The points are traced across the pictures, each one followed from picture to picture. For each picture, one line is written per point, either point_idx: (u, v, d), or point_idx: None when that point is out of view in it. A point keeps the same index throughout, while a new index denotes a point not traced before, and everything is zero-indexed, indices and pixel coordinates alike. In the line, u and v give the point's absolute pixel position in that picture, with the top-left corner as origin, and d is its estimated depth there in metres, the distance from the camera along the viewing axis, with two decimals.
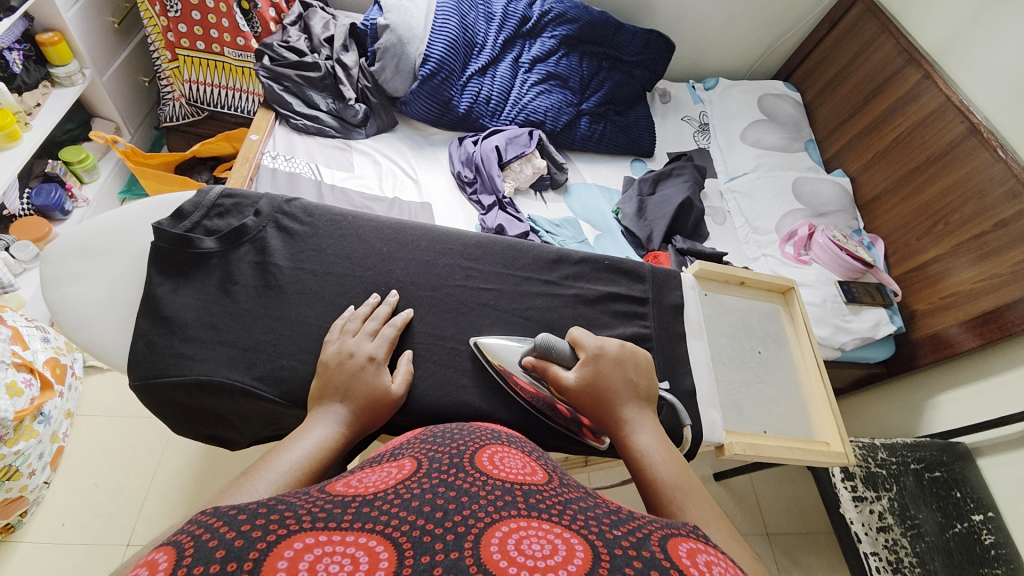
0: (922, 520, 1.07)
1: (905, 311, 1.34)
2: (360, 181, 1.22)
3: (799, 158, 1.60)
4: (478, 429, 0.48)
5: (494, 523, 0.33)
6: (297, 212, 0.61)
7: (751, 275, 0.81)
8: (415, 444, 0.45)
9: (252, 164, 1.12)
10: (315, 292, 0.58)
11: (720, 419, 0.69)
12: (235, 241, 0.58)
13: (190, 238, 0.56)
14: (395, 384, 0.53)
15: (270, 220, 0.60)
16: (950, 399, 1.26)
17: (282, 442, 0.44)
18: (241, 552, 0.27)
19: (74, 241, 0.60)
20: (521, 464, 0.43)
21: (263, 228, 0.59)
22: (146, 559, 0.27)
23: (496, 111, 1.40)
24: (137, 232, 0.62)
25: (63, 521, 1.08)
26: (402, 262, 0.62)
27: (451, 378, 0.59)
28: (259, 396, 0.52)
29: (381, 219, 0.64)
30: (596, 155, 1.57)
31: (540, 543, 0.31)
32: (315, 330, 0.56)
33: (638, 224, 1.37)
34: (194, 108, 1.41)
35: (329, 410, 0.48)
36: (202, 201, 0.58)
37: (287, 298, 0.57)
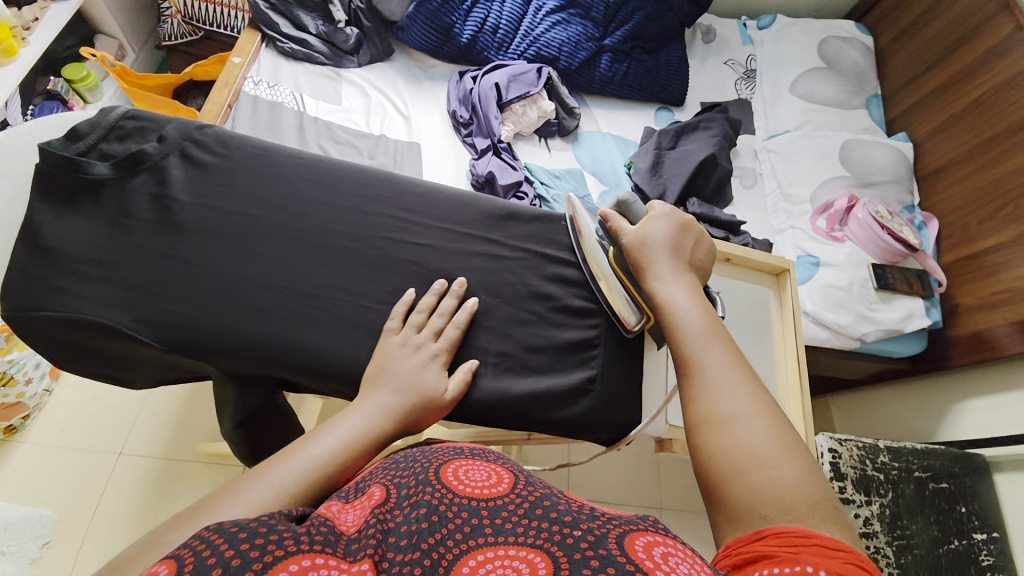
0: (914, 531, 0.98)
1: (947, 304, 1.18)
2: (346, 114, 1.14)
3: (855, 117, 1.37)
4: (439, 449, 0.46)
5: (466, 552, 0.33)
6: (210, 141, 0.55)
7: (737, 252, 0.71)
8: (380, 468, 0.44)
9: (233, 90, 1.05)
10: (217, 232, 0.52)
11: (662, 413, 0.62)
12: (133, 167, 0.53)
13: (79, 162, 0.51)
14: (437, 382, 0.51)
15: (177, 148, 0.55)
16: (976, 407, 1.13)
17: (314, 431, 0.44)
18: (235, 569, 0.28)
19: None
20: (485, 475, 0.42)
21: (166, 156, 0.54)
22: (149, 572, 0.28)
23: (504, 43, 1.25)
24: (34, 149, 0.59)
25: (61, 427, 1.16)
26: (322, 206, 0.55)
27: (358, 339, 0.53)
28: (137, 340, 0.48)
29: (306, 153, 0.57)
30: (618, 101, 1.41)
31: (504, 573, 0.31)
32: (210, 275, 0.51)
33: (650, 181, 1.24)
34: (191, 27, 1.36)
35: (376, 401, 0.47)
36: (100, 122, 0.53)
37: (187, 236, 0.52)
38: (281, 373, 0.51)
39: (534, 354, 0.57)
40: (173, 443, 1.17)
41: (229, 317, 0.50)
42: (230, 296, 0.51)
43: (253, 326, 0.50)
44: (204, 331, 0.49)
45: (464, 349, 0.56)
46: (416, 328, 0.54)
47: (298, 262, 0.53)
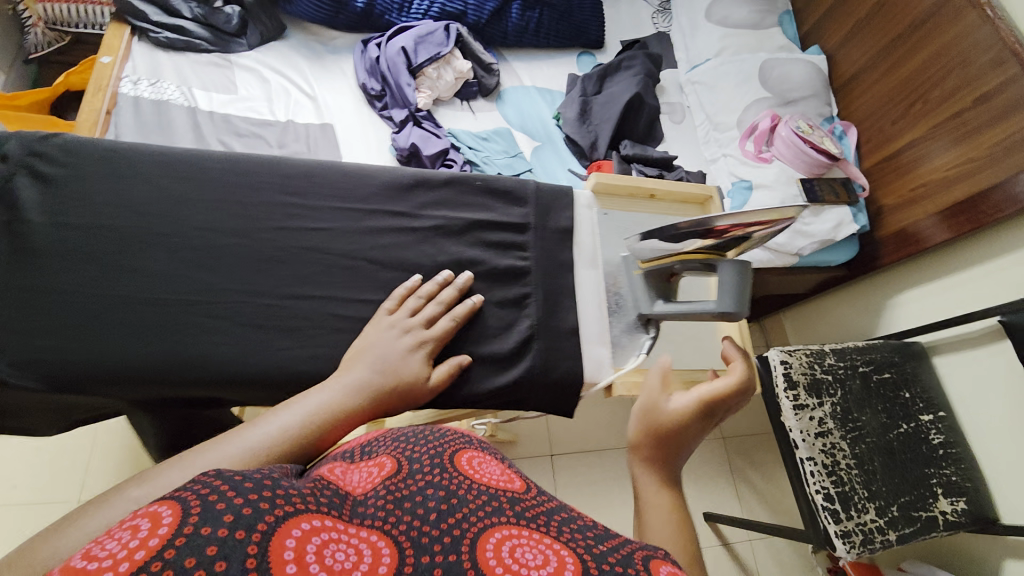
0: (864, 423, 1.05)
1: (873, 208, 1.23)
2: (245, 103, 1.05)
3: (770, 36, 1.37)
4: (451, 432, 0.47)
5: (484, 533, 0.34)
6: (59, 152, 0.50)
7: (661, 187, 0.69)
8: (387, 443, 0.46)
9: (108, 94, 0.94)
10: (90, 253, 0.48)
11: (609, 357, 0.59)
12: None
13: None
14: (416, 368, 0.48)
15: (22, 165, 0.49)
16: (909, 299, 1.21)
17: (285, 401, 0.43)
18: (252, 520, 0.28)
19: None
20: (500, 471, 0.43)
21: (12, 176, 0.49)
22: (147, 509, 0.27)
23: (405, 3, 1.17)
24: None
25: (9, 486, 1.08)
26: (203, 206, 0.51)
27: (265, 342, 0.49)
28: (12, 386, 0.44)
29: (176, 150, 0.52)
30: (538, 51, 1.36)
31: (533, 553, 0.33)
32: (83, 299, 0.47)
33: (580, 130, 1.22)
34: (57, 33, 1.22)
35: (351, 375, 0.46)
36: None
37: (54, 261, 0.48)
38: (189, 392, 0.48)
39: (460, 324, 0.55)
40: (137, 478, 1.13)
41: (115, 344, 0.46)
42: (110, 319, 0.47)
43: (142, 347, 0.47)
44: (92, 360, 0.46)
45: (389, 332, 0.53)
46: (327, 317, 0.51)
47: (186, 270, 0.49)
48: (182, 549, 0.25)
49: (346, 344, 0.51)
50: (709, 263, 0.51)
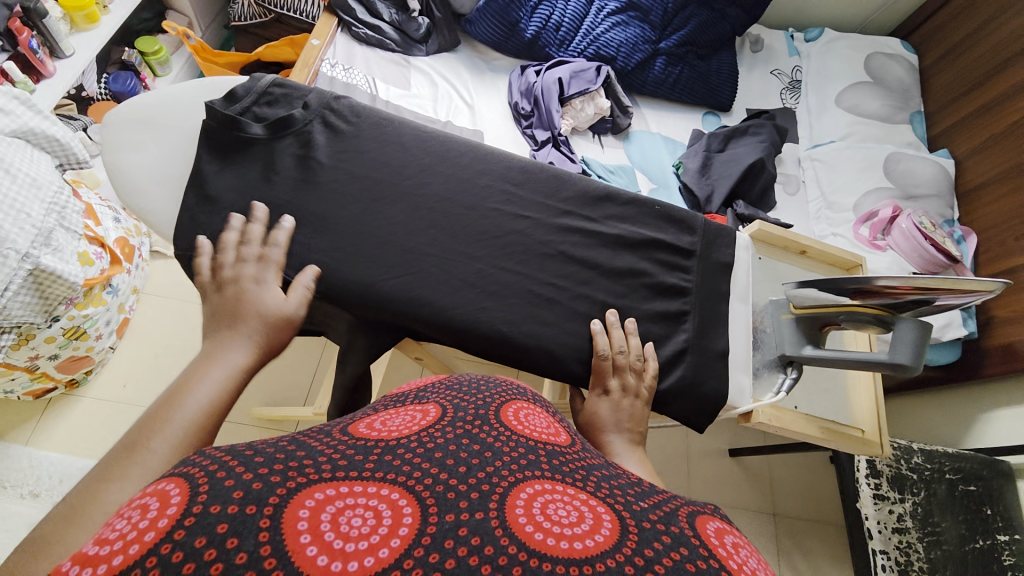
0: (944, 529, 1.02)
1: (981, 316, 1.21)
2: (414, 99, 1.18)
3: (899, 131, 1.40)
4: (503, 383, 0.50)
5: (519, 484, 0.34)
6: (344, 110, 0.66)
7: (815, 245, 0.77)
8: (440, 390, 0.47)
9: (311, 70, 1.10)
10: (355, 197, 0.62)
11: (750, 386, 0.65)
12: (280, 131, 0.63)
13: (239, 121, 0.62)
14: (285, 303, 0.55)
15: (318, 114, 0.65)
16: (1008, 415, 1.16)
17: (189, 373, 0.47)
18: (259, 495, 0.29)
19: (140, 109, 0.64)
20: (545, 424, 0.45)
21: (310, 123, 0.64)
22: (155, 488, 0.30)
23: (565, 41, 1.29)
24: (193, 111, 0.64)
25: (124, 384, 1.24)
26: (441, 176, 0.64)
27: (473, 299, 0.60)
28: (293, 285, 0.58)
29: (427, 134, 0.67)
30: (667, 102, 1.44)
31: (567, 509, 0.34)
32: (344, 234, 0.60)
33: (699, 182, 1.27)
34: (263, 9, 1.40)
35: (234, 335, 0.51)
36: (254, 88, 0.64)
37: (328, 197, 0.61)
38: (407, 322, 0.60)
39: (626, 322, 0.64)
40: None
41: (364, 273, 0.59)
42: (363, 253, 0.60)
43: (381, 279, 0.59)
44: (346, 280, 0.59)
45: (563, 315, 0.62)
46: (526, 292, 0.62)
47: (422, 226, 0.62)
48: (192, 530, 0.27)
49: (535, 317, 0.61)
50: (883, 319, 0.56)
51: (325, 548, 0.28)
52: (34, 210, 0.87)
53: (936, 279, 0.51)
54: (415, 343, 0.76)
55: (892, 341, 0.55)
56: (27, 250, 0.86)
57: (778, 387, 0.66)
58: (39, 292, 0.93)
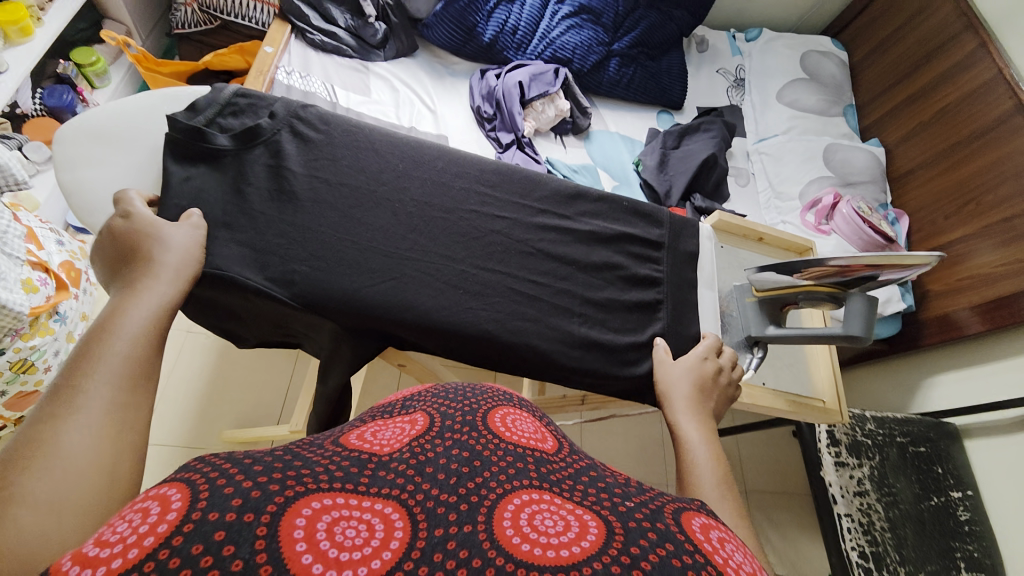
0: (899, 489, 1.11)
1: (918, 291, 1.32)
2: (375, 106, 1.17)
3: (835, 123, 1.52)
4: (490, 390, 0.49)
5: (506, 496, 0.34)
6: (311, 118, 0.65)
7: (771, 232, 0.82)
8: (426, 398, 0.46)
9: (267, 78, 1.07)
10: (334, 204, 0.61)
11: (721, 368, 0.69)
12: (249, 141, 0.61)
13: (205, 132, 0.59)
14: (176, 230, 0.54)
15: (285, 123, 0.64)
16: (947, 380, 1.27)
17: (107, 319, 0.46)
18: (258, 503, 0.28)
19: (87, 123, 0.61)
20: (533, 429, 0.45)
21: (278, 132, 0.63)
22: (156, 491, 0.28)
23: (522, 44, 1.32)
24: (149, 123, 0.62)
25: None
26: (418, 180, 0.65)
27: (459, 300, 0.62)
28: (273, 297, 0.56)
29: (400, 138, 0.67)
30: (624, 102, 1.49)
31: (553, 519, 0.33)
32: (325, 240, 0.59)
33: (658, 178, 1.33)
34: (207, 16, 1.35)
35: (149, 280, 0.50)
36: (216, 99, 0.62)
37: (306, 205, 0.61)
38: (392, 330, 0.59)
39: (608, 314, 0.67)
40: (199, 429, 1.22)
41: (348, 280, 0.58)
42: (344, 260, 0.59)
43: (368, 286, 0.59)
44: (329, 289, 0.58)
45: (547, 311, 0.64)
46: (508, 290, 0.64)
47: (400, 230, 0.62)
48: (190, 537, 0.25)
49: (520, 314, 0.63)
50: (836, 296, 0.61)
51: (319, 557, 0.27)
52: None
53: (881, 256, 0.55)
54: (400, 350, 0.76)
55: (845, 315, 0.60)
56: None
57: (746, 366, 0.71)
58: None
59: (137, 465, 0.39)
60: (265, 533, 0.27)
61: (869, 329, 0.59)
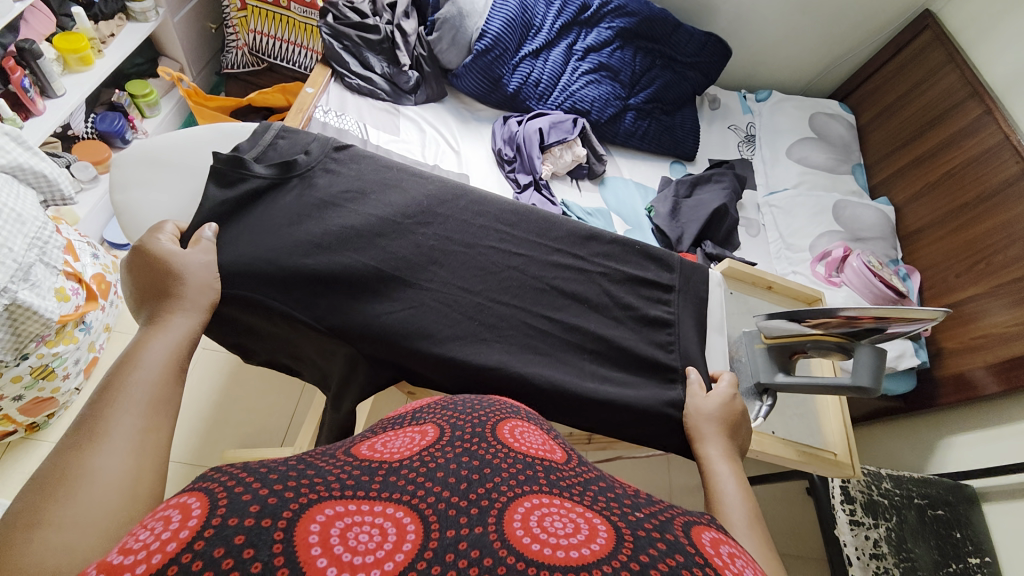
0: (918, 556, 1.06)
1: (933, 348, 1.31)
2: (403, 144, 1.25)
3: (844, 181, 1.56)
4: (497, 403, 0.50)
5: (516, 499, 0.35)
6: (344, 158, 0.70)
7: (780, 281, 0.84)
8: (436, 411, 0.47)
9: (305, 116, 1.16)
10: (365, 232, 0.65)
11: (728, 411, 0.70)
12: (284, 172, 0.66)
13: (243, 161, 0.64)
14: (189, 256, 0.57)
15: (320, 160, 0.69)
16: (964, 442, 1.23)
17: (131, 351, 0.51)
18: (274, 509, 0.29)
19: (145, 150, 0.66)
20: (540, 441, 0.46)
21: (312, 167, 0.68)
22: (177, 500, 0.29)
23: (544, 95, 1.41)
24: (199, 152, 0.67)
25: None
26: (442, 216, 0.69)
27: (473, 329, 0.64)
28: (299, 315, 0.60)
29: (427, 175, 0.72)
30: (638, 152, 1.55)
31: (563, 521, 0.34)
32: (350, 266, 0.63)
33: (669, 224, 1.37)
34: (256, 58, 1.47)
35: (168, 313, 0.54)
36: (259, 142, 0.68)
37: (336, 233, 0.65)
38: (407, 354, 0.62)
39: (617, 351, 0.69)
40: (204, 448, 1.23)
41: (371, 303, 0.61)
42: (368, 286, 0.63)
43: (388, 310, 0.62)
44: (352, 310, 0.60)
45: (558, 346, 0.67)
46: (522, 324, 0.66)
47: (422, 261, 0.66)
48: (213, 540, 0.27)
49: (531, 347, 0.65)
50: (845, 347, 0.61)
51: (333, 561, 0.28)
52: (16, 244, 0.87)
53: (885, 308, 0.56)
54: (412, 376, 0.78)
55: (852, 366, 0.60)
56: (5, 284, 0.85)
57: (755, 414, 0.70)
58: (12, 328, 0.90)
59: (157, 482, 0.44)
60: (284, 534, 0.28)
61: (878, 378, 0.59)
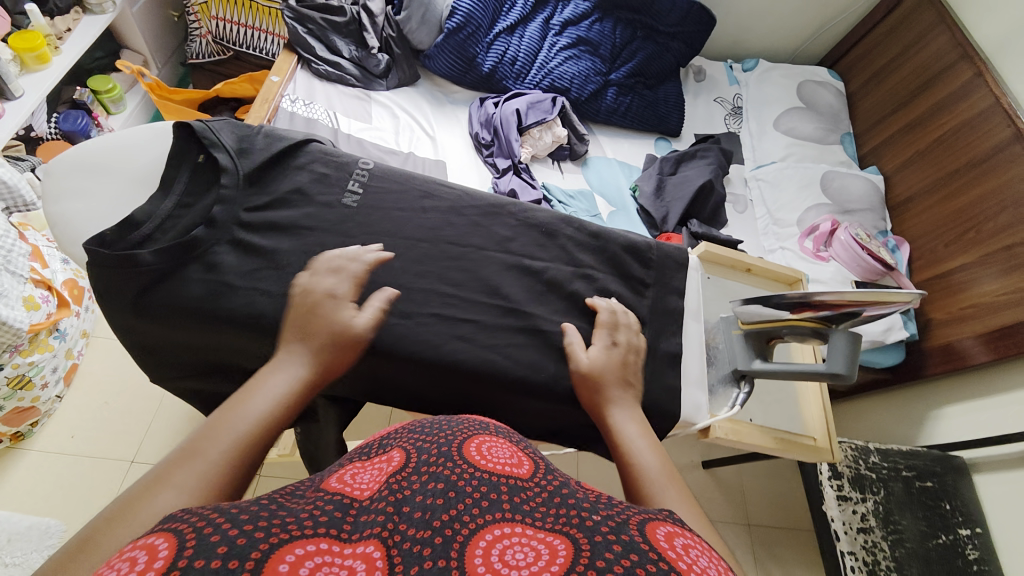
0: (905, 527, 1.08)
1: (922, 319, 1.29)
2: (376, 132, 1.21)
3: (833, 151, 1.53)
4: (465, 419, 0.46)
5: (482, 529, 0.34)
6: (257, 224, 0.55)
7: (758, 263, 0.82)
8: (403, 434, 0.45)
9: (272, 106, 1.12)
10: (279, 328, 0.52)
11: (707, 403, 0.65)
12: (183, 255, 0.51)
13: (128, 253, 0.49)
14: (346, 316, 0.49)
15: (226, 233, 0.54)
16: (953, 412, 1.23)
17: (246, 391, 0.42)
18: (242, 549, 0.28)
19: (79, 156, 0.56)
20: (508, 455, 0.42)
21: (216, 243, 0.53)
22: (145, 541, 0.28)
23: (521, 74, 1.36)
24: (140, 154, 0.56)
25: (72, 434, 1.15)
26: (375, 285, 0.56)
27: None
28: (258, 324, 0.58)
29: (360, 230, 0.58)
30: (620, 130, 1.51)
31: (524, 551, 0.32)
32: None
33: (654, 204, 1.34)
34: (220, 47, 1.41)
35: (291, 357, 0.46)
36: (156, 212, 0.52)
37: (247, 331, 0.52)
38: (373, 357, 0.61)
39: None
40: None
41: None
42: None
43: None
44: None
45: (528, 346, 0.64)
46: None
47: None
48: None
49: None
50: (821, 332, 0.60)
51: None
52: None
53: (865, 291, 0.54)
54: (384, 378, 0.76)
55: (828, 352, 0.59)
56: None
57: (732, 402, 0.68)
58: None
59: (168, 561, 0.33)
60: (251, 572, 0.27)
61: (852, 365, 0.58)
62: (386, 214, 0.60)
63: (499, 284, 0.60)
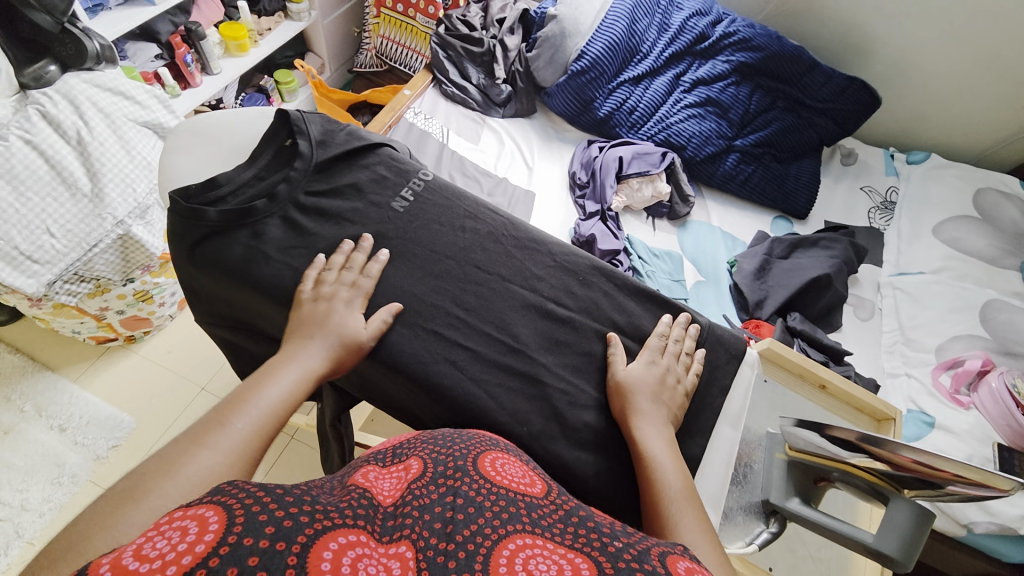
0: None
1: None
2: (479, 153, 1.27)
3: (1007, 277, 1.22)
4: (477, 435, 0.48)
5: (502, 540, 0.34)
6: (310, 206, 0.64)
7: (835, 381, 0.71)
8: (417, 444, 0.46)
9: (396, 115, 1.24)
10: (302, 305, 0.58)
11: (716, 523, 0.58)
12: (240, 218, 0.60)
13: (196, 210, 0.59)
14: (355, 321, 0.56)
15: (281, 209, 0.63)
16: None
17: (263, 376, 0.51)
18: (288, 533, 0.30)
19: (196, 123, 0.68)
20: (521, 473, 0.44)
21: (269, 215, 0.62)
22: (195, 512, 0.30)
23: (636, 124, 1.33)
24: (242, 128, 0.67)
25: (170, 350, 1.36)
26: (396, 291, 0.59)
27: None
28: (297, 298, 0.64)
29: (395, 234, 0.63)
30: (735, 199, 1.38)
31: (546, 564, 0.33)
32: None
33: (752, 284, 1.19)
34: (379, 61, 1.62)
35: (307, 347, 0.53)
36: (235, 177, 0.61)
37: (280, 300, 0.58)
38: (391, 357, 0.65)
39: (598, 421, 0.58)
40: None
41: None
42: None
43: None
44: None
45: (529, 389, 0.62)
46: None
47: None
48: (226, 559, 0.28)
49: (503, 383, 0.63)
50: (879, 489, 0.50)
51: None
52: (140, 187, 1.06)
53: (964, 466, 0.42)
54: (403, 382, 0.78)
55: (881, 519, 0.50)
56: (123, 218, 1.04)
57: (750, 538, 0.58)
58: (126, 255, 1.09)
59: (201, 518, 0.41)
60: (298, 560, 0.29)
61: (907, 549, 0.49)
62: (425, 225, 0.64)
63: (511, 322, 0.60)
